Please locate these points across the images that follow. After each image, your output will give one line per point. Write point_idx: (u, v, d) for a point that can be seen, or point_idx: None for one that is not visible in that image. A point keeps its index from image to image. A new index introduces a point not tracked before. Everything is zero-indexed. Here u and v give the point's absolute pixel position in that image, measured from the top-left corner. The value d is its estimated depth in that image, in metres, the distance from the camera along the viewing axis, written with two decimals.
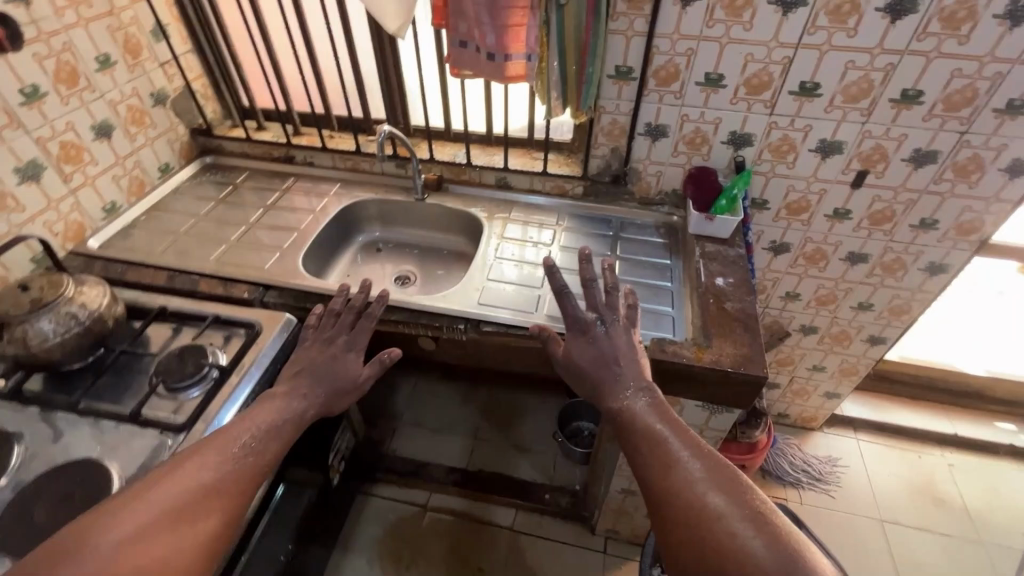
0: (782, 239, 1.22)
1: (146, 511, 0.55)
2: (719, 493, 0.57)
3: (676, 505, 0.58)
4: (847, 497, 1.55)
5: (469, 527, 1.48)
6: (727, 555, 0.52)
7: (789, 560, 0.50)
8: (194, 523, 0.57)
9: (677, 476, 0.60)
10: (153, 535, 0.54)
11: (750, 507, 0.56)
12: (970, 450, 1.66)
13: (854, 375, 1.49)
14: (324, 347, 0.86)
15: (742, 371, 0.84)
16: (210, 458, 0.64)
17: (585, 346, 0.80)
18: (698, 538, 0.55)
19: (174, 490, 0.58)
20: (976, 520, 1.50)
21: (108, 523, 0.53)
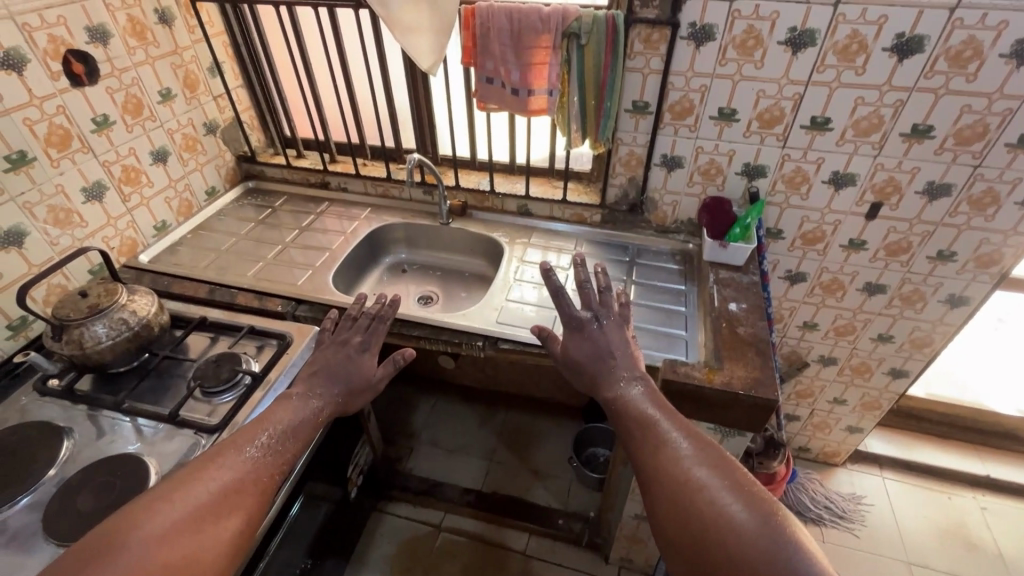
0: (798, 268, 1.24)
1: (174, 513, 0.58)
2: (706, 470, 0.60)
3: (665, 482, 0.62)
4: (873, 537, 1.50)
5: (480, 550, 1.48)
6: (711, 522, 0.55)
7: (767, 523, 0.53)
8: (221, 522, 0.60)
9: (666, 454, 0.64)
10: (180, 531, 0.57)
11: (736, 481, 0.59)
12: (1003, 494, 1.59)
13: (877, 409, 1.46)
14: (338, 347, 0.91)
15: (753, 394, 0.85)
16: (230, 458, 0.67)
17: (581, 341, 0.84)
18: (684, 507, 0.58)
19: (197, 490, 0.62)
20: (1011, 567, 1.43)
21: (137, 524, 0.56)
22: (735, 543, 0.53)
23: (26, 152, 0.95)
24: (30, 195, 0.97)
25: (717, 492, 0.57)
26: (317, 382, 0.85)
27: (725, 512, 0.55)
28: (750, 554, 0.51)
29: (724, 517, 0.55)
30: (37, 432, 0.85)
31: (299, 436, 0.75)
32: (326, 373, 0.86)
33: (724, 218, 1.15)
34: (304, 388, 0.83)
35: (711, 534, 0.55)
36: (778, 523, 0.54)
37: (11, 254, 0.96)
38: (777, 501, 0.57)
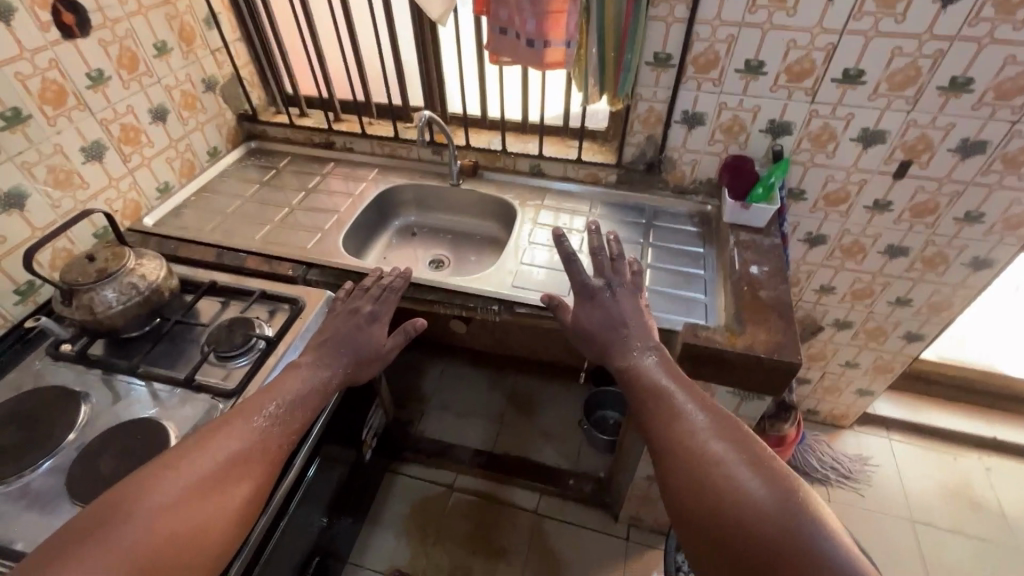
0: (818, 231, 1.21)
1: (182, 482, 0.58)
2: (722, 444, 0.59)
3: (679, 454, 0.61)
4: (877, 496, 1.53)
5: (493, 509, 1.52)
6: (727, 498, 0.54)
7: (783, 499, 0.52)
8: (228, 490, 0.60)
9: (681, 428, 0.63)
10: (189, 499, 0.57)
11: (753, 456, 0.57)
12: (1008, 455, 1.61)
13: (889, 372, 1.46)
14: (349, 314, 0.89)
15: (774, 358, 0.84)
16: (236, 426, 0.66)
17: (595, 308, 0.83)
18: (700, 483, 0.57)
19: (206, 459, 0.61)
20: (1012, 526, 1.46)
21: (146, 491, 0.56)
22: (750, 520, 0.52)
23: (21, 110, 0.91)
24: (28, 154, 0.93)
25: (732, 467, 0.56)
26: (328, 346, 0.83)
27: (741, 489, 0.54)
28: (766, 534, 0.50)
29: (739, 494, 0.54)
30: (53, 397, 0.85)
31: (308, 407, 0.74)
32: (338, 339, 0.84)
33: (746, 180, 1.10)
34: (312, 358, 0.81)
35: (725, 509, 0.54)
36: (795, 502, 0.52)
37: (13, 217, 0.93)
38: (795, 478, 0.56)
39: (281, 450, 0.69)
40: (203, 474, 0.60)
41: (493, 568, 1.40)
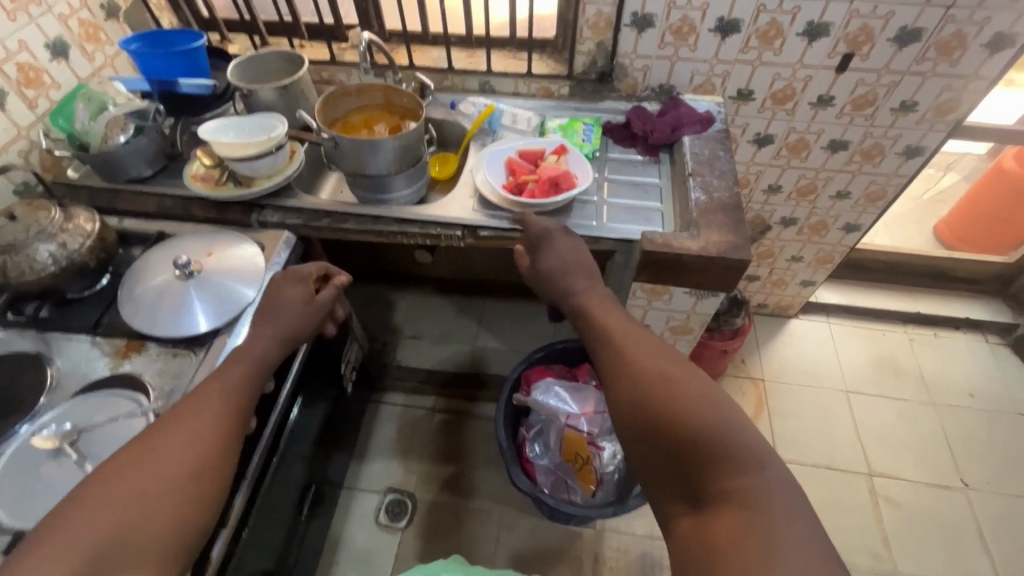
0: (766, 131, 1.24)
1: (173, 441, 0.64)
2: (661, 366, 0.66)
3: (626, 380, 0.67)
4: (817, 373, 1.71)
5: (476, 425, 1.62)
6: (661, 399, 0.61)
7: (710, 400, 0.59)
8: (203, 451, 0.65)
9: (628, 360, 0.69)
10: (169, 463, 0.61)
11: (687, 374, 0.64)
12: (929, 326, 1.81)
13: (829, 262, 1.57)
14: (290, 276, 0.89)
15: (727, 257, 0.89)
16: (205, 399, 0.70)
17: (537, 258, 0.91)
18: (643, 393, 0.64)
19: (181, 430, 0.65)
20: (928, 385, 1.67)
21: (127, 466, 0.60)
22: (679, 416, 0.58)
23: None
24: None
25: (669, 381, 0.63)
26: (284, 319, 0.83)
27: (674, 396, 0.61)
28: (692, 424, 0.57)
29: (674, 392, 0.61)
30: (13, 363, 0.82)
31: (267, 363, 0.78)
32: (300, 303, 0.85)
33: (687, 111, 1.13)
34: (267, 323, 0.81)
35: (660, 413, 0.60)
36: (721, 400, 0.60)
37: None
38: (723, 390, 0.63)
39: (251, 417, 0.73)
40: (180, 441, 0.64)
41: (481, 475, 1.53)
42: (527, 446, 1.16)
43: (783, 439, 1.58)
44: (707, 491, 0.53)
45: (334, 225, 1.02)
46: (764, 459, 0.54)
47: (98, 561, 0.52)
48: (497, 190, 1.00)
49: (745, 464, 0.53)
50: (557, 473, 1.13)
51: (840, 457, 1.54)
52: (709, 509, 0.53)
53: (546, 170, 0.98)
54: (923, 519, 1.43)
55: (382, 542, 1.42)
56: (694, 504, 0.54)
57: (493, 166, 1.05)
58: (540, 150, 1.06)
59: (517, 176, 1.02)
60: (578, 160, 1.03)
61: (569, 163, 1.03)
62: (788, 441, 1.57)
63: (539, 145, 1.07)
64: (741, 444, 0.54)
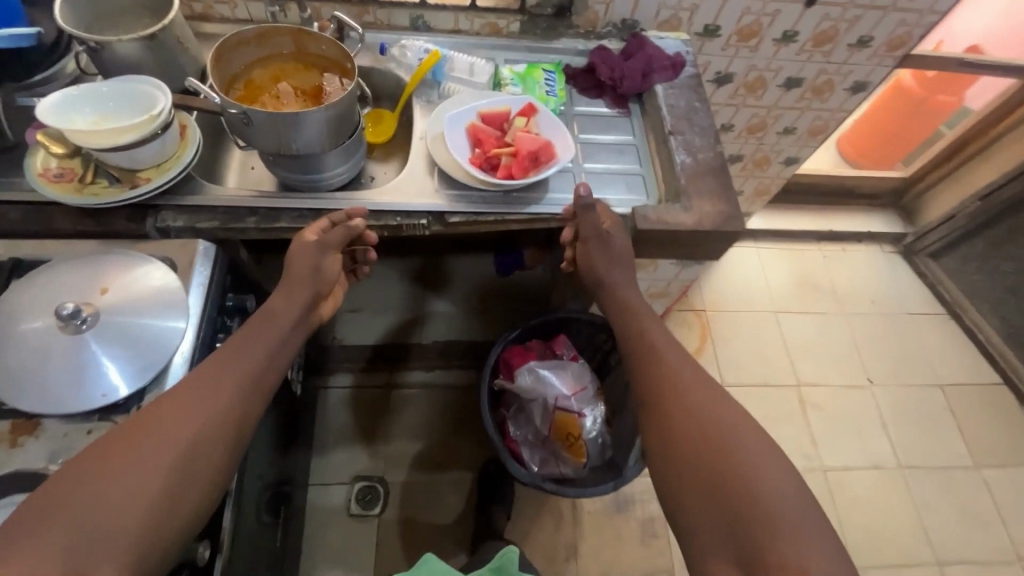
0: (726, 69, 1.16)
1: (190, 408, 0.62)
2: (723, 425, 0.64)
3: (680, 426, 0.66)
4: (751, 297, 1.83)
5: (439, 395, 1.55)
6: (716, 446, 0.62)
7: (764, 463, 0.59)
8: (196, 438, 0.60)
9: (682, 408, 0.68)
10: (158, 449, 0.57)
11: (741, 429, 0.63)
12: (839, 242, 1.97)
13: (766, 194, 1.61)
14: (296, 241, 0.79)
15: (722, 229, 0.85)
16: (210, 374, 0.66)
17: (601, 239, 0.83)
18: (695, 431, 0.64)
19: (179, 412, 0.61)
20: (840, 297, 1.86)
21: (116, 443, 0.57)
22: (746, 480, 0.57)
23: None
24: None
25: (728, 442, 0.62)
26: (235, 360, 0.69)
27: (734, 458, 0.60)
28: (753, 498, 0.56)
29: (729, 445, 0.61)
30: None
31: (265, 335, 0.73)
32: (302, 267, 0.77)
33: (657, 53, 1.01)
34: (284, 301, 0.76)
35: (717, 473, 0.60)
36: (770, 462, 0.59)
37: None
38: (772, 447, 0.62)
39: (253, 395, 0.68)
40: (174, 424, 0.60)
41: (452, 446, 1.49)
42: (509, 426, 1.13)
43: (726, 364, 1.70)
44: (759, 560, 0.53)
45: (263, 225, 0.81)
46: (819, 544, 0.53)
47: (79, 542, 0.50)
48: (462, 165, 0.84)
49: (799, 550, 0.52)
50: (545, 449, 1.11)
51: (774, 373, 1.70)
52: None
53: (522, 141, 0.84)
54: (841, 417, 1.65)
55: (360, 532, 1.36)
56: (742, 567, 0.54)
57: (453, 135, 0.88)
58: (505, 112, 0.90)
59: (484, 148, 0.87)
60: (551, 124, 0.89)
61: (542, 129, 0.89)
62: (730, 366, 1.69)
63: (502, 104, 0.91)
64: (802, 527, 0.54)
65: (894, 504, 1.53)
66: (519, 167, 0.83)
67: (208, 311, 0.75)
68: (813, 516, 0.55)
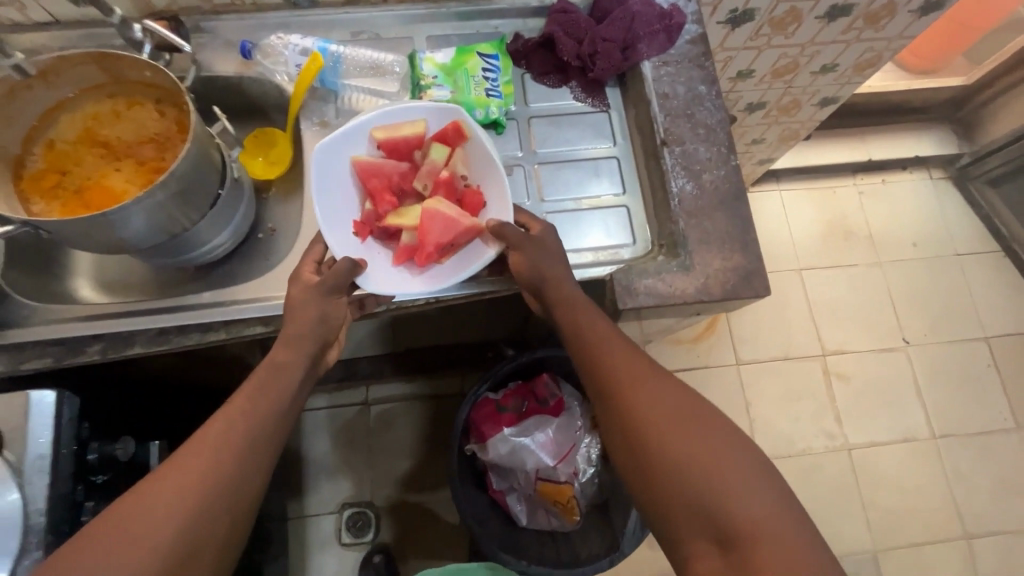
0: (746, 6, 0.81)
1: (197, 470, 0.51)
2: (685, 407, 0.53)
3: (636, 390, 0.55)
4: (771, 254, 1.57)
5: (423, 407, 1.41)
6: (686, 438, 0.51)
7: (738, 455, 0.50)
8: (202, 515, 0.49)
9: (635, 370, 0.56)
10: (144, 543, 0.46)
11: (702, 414, 0.52)
12: (878, 173, 1.66)
13: (794, 138, 1.29)
14: (295, 282, 0.62)
15: (739, 296, 0.61)
16: (226, 431, 0.54)
17: (531, 243, 0.61)
18: (660, 420, 0.52)
19: (162, 494, 0.49)
20: (877, 244, 1.60)
21: (109, 532, 0.46)
22: (723, 476, 0.48)
23: None
24: None
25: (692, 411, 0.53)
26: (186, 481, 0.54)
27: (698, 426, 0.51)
28: (722, 469, 0.49)
29: (693, 433, 0.51)
30: None
31: (283, 380, 0.58)
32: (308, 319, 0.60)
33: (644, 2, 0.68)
34: (289, 352, 0.59)
35: (683, 444, 0.50)
36: (740, 449, 0.50)
37: None
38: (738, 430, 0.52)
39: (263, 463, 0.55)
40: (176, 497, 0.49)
41: (442, 462, 1.38)
42: (490, 477, 0.98)
43: (742, 338, 1.50)
44: (735, 533, 0.46)
45: (111, 356, 0.60)
46: (788, 508, 0.48)
47: None
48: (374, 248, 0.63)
49: (774, 520, 0.46)
50: (531, 501, 0.97)
51: (796, 344, 1.50)
52: (735, 554, 0.46)
53: (428, 225, 0.61)
54: (870, 386, 1.48)
55: (354, 561, 1.30)
56: (719, 544, 0.47)
57: (333, 177, 0.64)
58: (415, 139, 0.65)
59: (378, 202, 0.65)
60: (482, 168, 0.65)
61: (468, 174, 0.66)
62: (747, 340, 1.50)
63: (415, 121, 0.65)
64: (782, 523, 0.46)
65: (923, 477, 1.42)
66: (419, 261, 0.63)
67: (55, 490, 0.57)
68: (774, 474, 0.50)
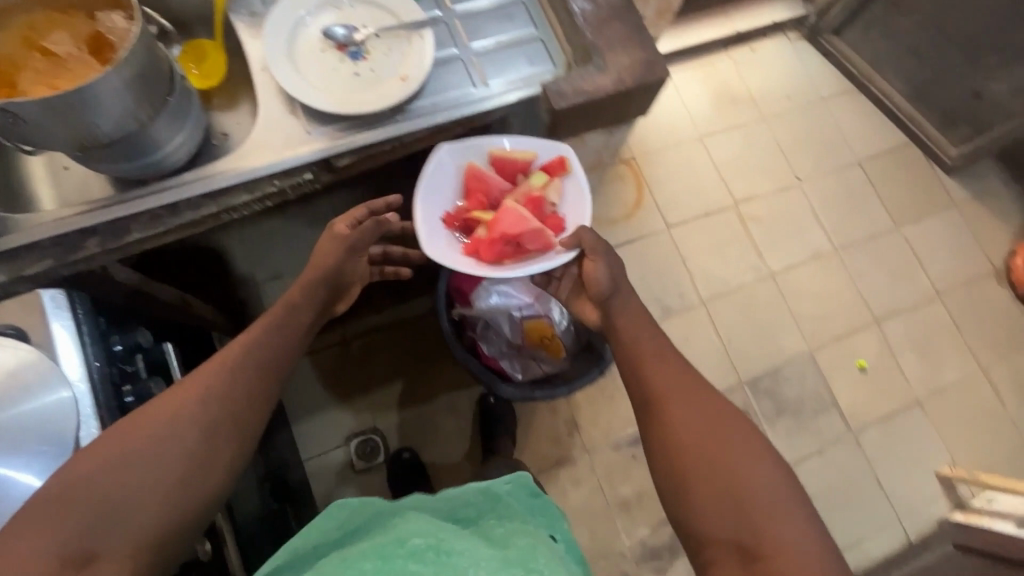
0: None
1: (214, 384, 0.65)
2: (725, 434, 0.64)
3: (675, 401, 0.68)
4: (674, 130, 1.76)
5: (400, 331, 1.48)
6: (726, 455, 0.62)
7: (774, 488, 0.60)
8: (218, 416, 0.64)
9: (678, 396, 0.68)
10: (174, 432, 0.60)
11: (743, 443, 0.63)
12: (746, 43, 1.88)
13: (668, 12, 1.45)
14: (327, 233, 0.85)
15: (645, 82, 0.74)
16: (233, 360, 0.68)
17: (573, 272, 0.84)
18: (704, 439, 0.64)
19: (188, 394, 0.63)
20: (759, 103, 1.82)
21: (147, 417, 0.60)
22: (755, 501, 0.59)
23: None
24: None
25: (724, 426, 0.65)
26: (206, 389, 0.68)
27: (732, 444, 0.63)
28: (751, 490, 0.59)
29: (730, 459, 0.62)
30: None
31: (282, 327, 0.75)
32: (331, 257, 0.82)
33: None
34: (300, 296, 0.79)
35: (713, 458, 0.62)
36: (775, 483, 0.60)
37: None
38: (776, 466, 0.62)
39: (271, 383, 0.71)
40: (196, 401, 0.63)
41: (431, 374, 1.46)
42: (481, 346, 1.09)
43: (666, 205, 1.68)
44: (753, 539, 0.57)
45: (120, 246, 0.66)
46: (811, 542, 0.57)
47: (106, 511, 0.54)
48: (335, 106, 0.70)
49: (794, 543, 0.56)
50: (521, 353, 1.09)
51: (712, 200, 1.70)
52: (755, 562, 0.56)
53: (503, 218, 0.78)
54: (778, 221, 1.71)
55: (371, 480, 1.38)
56: (739, 552, 0.57)
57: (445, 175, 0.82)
58: (522, 163, 0.82)
59: (473, 202, 0.83)
60: (568, 197, 0.83)
61: (556, 201, 0.82)
62: (671, 205, 1.68)
63: (527, 151, 0.82)
64: (802, 549, 0.56)
65: (834, 283, 1.67)
66: (487, 250, 0.79)
67: (96, 370, 0.63)
68: (801, 508, 0.60)
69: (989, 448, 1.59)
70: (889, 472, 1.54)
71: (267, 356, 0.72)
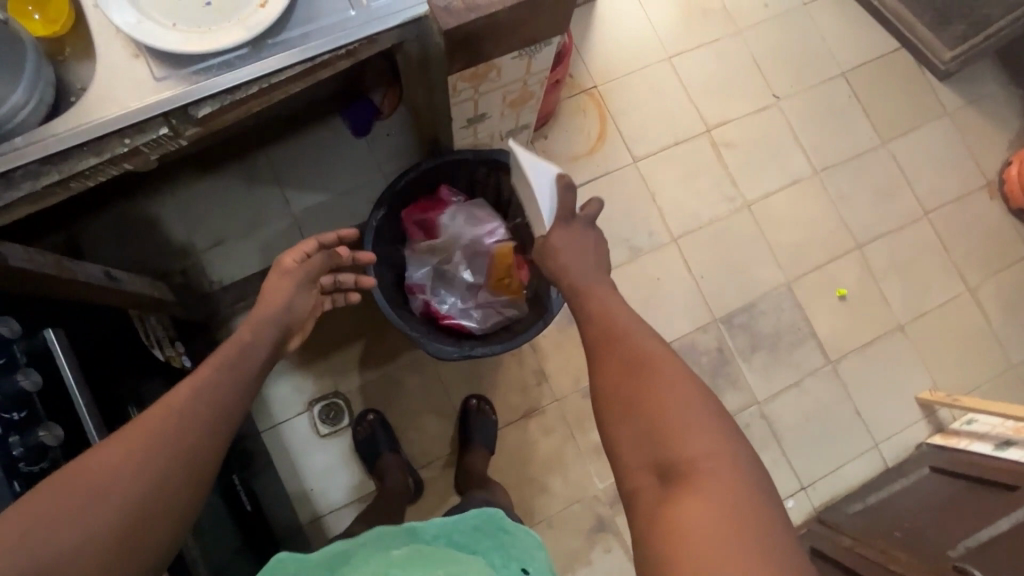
0: None
1: (167, 429, 0.60)
2: (656, 362, 0.66)
3: (617, 342, 0.70)
4: (639, 51, 1.60)
5: None
6: (652, 380, 0.64)
7: (699, 414, 0.61)
8: (170, 464, 0.59)
9: (617, 333, 0.71)
10: (119, 483, 0.55)
11: (672, 372, 0.64)
12: None
13: None
14: (276, 271, 0.83)
15: None
16: (188, 403, 0.63)
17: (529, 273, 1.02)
18: (633, 368, 0.66)
19: (138, 438, 0.58)
20: (732, 14, 1.65)
21: (90, 466, 0.55)
22: (678, 425, 0.60)
23: None
24: None
25: (652, 361, 0.66)
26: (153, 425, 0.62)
27: (657, 378, 0.64)
28: (675, 415, 0.60)
29: (655, 385, 0.63)
30: None
31: (240, 367, 0.70)
32: (283, 293, 0.80)
33: None
34: (252, 331, 0.75)
35: (637, 388, 0.64)
36: (702, 408, 0.61)
37: None
38: (706, 396, 0.63)
39: (223, 422, 0.65)
40: (146, 447, 0.58)
41: (389, 334, 1.41)
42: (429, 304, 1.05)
43: (632, 138, 1.56)
44: (671, 461, 0.58)
45: None
46: (733, 465, 0.57)
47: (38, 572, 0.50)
48: (183, 43, 0.62)
49: (713, 465, 0.57)
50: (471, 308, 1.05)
51: (681, 128, 1.58)
52: (673, 482, 0.57)
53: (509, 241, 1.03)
54: (754, 145, 1.59)
55: (337, 443, 1.36)
56: (659, 474, 0.59)
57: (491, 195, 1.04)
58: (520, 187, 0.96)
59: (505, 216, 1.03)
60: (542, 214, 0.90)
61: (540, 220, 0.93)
62: (637, 136, 1.56)
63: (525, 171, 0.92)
64: (721, 470, 0.57)
65: (814, 210, 1.58)
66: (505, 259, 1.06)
67: None
68: (728, 436, 0.60)
69: (973, 369, 1.54)
70: (868, 400, 1.51)
71: (221, 396, 0.66)
